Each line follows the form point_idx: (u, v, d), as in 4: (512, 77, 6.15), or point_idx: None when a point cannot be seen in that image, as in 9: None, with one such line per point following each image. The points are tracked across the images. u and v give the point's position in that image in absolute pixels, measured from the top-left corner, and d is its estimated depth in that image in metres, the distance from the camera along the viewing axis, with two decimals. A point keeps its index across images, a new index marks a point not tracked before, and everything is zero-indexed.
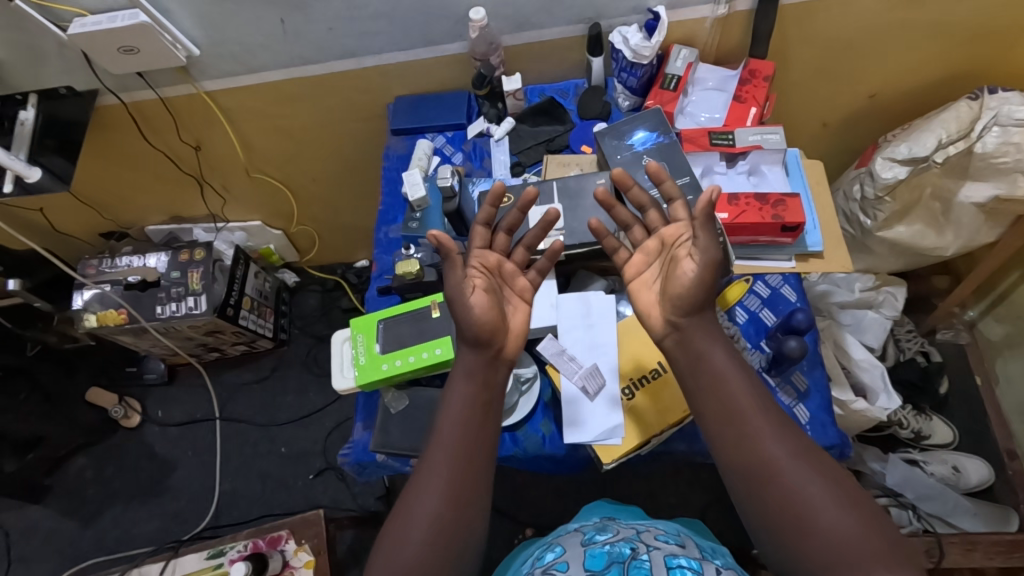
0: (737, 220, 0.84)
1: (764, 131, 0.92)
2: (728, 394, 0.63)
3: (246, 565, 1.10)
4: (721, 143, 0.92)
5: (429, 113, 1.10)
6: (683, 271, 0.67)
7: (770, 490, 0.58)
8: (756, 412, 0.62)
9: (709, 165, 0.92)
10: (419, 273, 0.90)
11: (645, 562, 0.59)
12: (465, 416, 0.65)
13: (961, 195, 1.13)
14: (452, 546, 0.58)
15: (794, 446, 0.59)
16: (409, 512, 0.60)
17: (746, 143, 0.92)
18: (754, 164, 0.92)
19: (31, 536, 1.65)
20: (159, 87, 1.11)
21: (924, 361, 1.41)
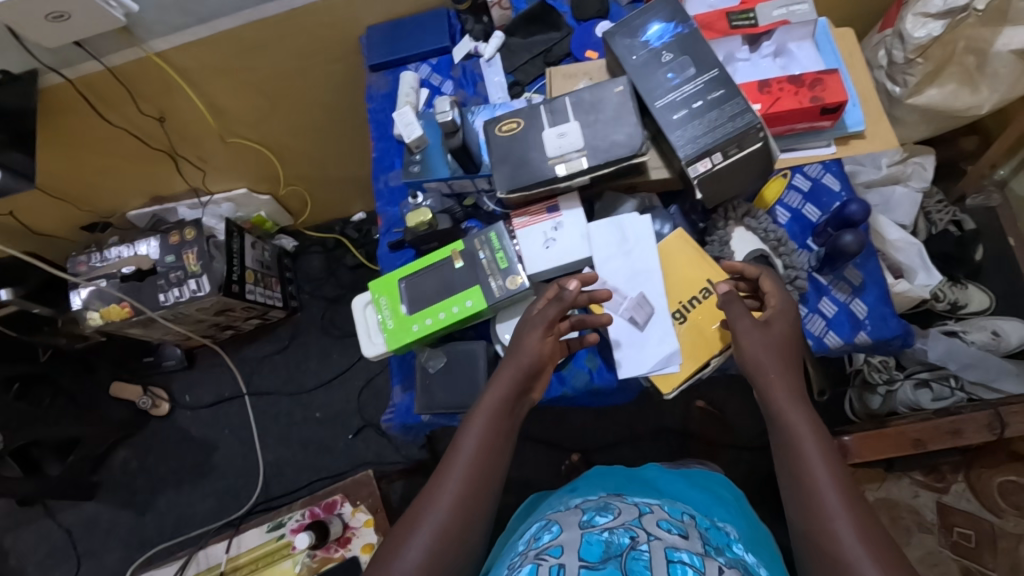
0: (772, 108, 0.76)
1: (789, 2, 0.81)
2: (804, 457, 0.57)
3: (309, 535, 1.12)
4: (741, 25, 0.81)
5: (407, 40, 0.99)
6: (767, 324, 0.65)
7: (827, 563, 0.50)
8: (831, 483, 0.54)
9: (730, 52, 0.83)
10: (432, 222, 0.83)
11: (644, 554, 0.57)
12: (487, 453, 0.60)
13: (999, 44, 1.05)
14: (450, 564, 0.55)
15: (867, 526, 0.51)
16: (409, 531, 0.56)
17: (771, 19, 0.81)
18: (780, 44, 0.82)
19: (92, 531, 1.70)
20: (102, 55, 0.98)
21: (957, 231, 1.36)
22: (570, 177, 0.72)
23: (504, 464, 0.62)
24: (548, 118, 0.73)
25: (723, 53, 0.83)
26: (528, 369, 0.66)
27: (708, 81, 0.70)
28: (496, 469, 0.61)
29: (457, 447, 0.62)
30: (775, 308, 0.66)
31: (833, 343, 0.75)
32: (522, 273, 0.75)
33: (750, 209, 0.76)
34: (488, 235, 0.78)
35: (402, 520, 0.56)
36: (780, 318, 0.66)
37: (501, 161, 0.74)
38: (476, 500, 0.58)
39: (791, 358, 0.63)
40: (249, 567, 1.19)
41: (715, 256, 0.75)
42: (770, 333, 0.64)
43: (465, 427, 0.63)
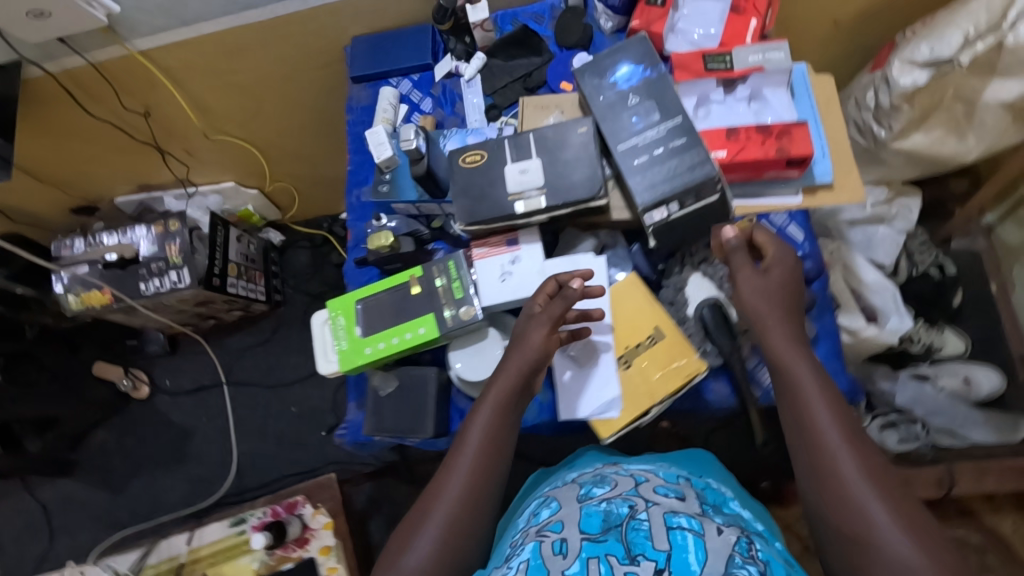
0: (737, 156, 0.75)
1: (767, 49, 0.80)
2: (804, 403, 0.60)
3: (264, 535, 1.16)
4: (716, 68, 0.81)
5: (390, 55, 0.99)
6: (767, 274, 0.67)
7: (831, 509, 0.54)
8: (829, 424, 0.57)
9: (704, 92, 0.83)
10: (393, 244, 0.84)
11: (643, 523, 0.57)
12: (491, 443, 0.62)
13: (987, 95, 1.02)
14: (463, 546, 0.57)
15: (867, 463, 0.54)
16: (415, 529, 0.58)
17: (746, 64, 0.80)
18: (755, 88, 0.82)
19: (68, 507, 1.73)
20: (86, 51, 0.99)
21: (938, 275, 1.35)
22: (528, 214, 0.73)
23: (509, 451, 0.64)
24: (511, 154, 0.74)
25: (697, 92, 0.83)
26: (533, 363, 0.66)
27: (671, 128, 0.70)
28: (500, 457, 0.62)
29: (461, 441, 0.63)
30: (774, 259, 0.69)
31: (780, 395, 0.76)
32: (476, 304, 0.76)
33: (707, 256, 0.76)
34: (447, 263, 0.78)
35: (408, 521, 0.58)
36: (779, 266, 0.69)
37: (461, 193, 0.75)
38: (484, 487, 0.60)
39: (793, 304, 0.67)
40: (208, 560, 1.22)
41: (668, 301, 0.77)
42: (769, 282, 0.67)
43: (467, 422, 0.64)
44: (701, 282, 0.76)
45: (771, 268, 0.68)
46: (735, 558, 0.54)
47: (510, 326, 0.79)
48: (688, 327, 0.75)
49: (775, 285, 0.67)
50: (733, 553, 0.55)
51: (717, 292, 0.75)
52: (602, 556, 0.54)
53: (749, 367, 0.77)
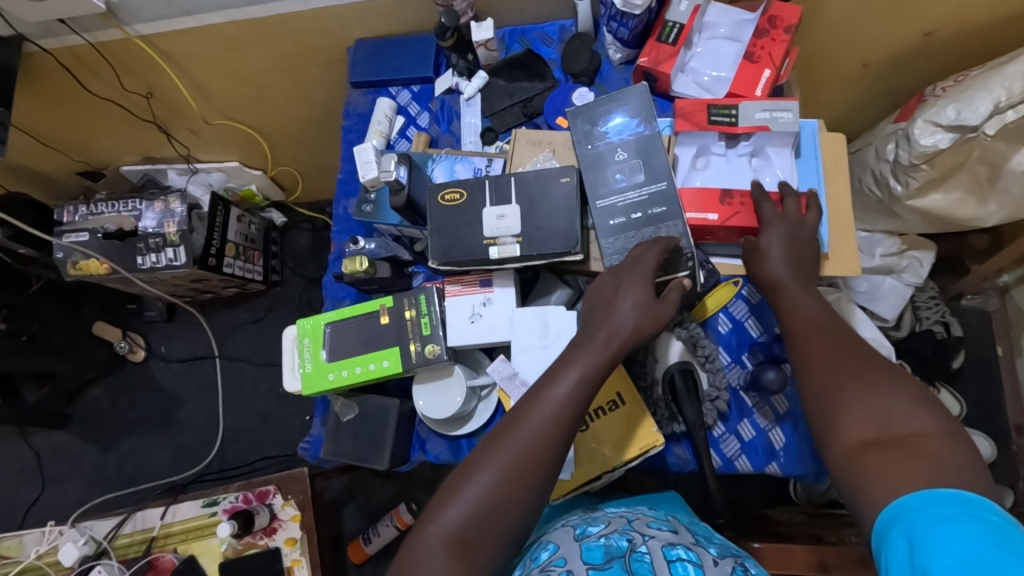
0: (728, 222, 0.74)
1: (775, 108, 0.76)
2: (789, 306, 0.64)
3: (232, 524, 1.17)
4: (719, 121, 0.78)
5: (391, 63, 0.96)
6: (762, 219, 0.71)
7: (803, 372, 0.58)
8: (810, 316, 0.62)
9: (705, 142, 0.81)
10: (370, 269, 0.80)
11: (645, 555, 0.58)
12: (585, 392, 0.57)
13: (1014, 162, 0.97)
14: (527, 492, 0.53)
15: (852, 349, 0.57)
16: (478, 465, 0.55)
17: (752, 122, 0.77)
18: (759, 145, 0.80)
19: (60, 459, 1.78)
20: (86, 32, 0.98)
21: (943, 333, 1.30)
22: (501, 261, 0.71)
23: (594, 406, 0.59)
24: (491, 196, 0.72)
25: (698, 141, 0.81)
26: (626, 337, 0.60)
27: (652, 193, 0.69)
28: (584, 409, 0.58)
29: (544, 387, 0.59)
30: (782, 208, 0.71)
31: (741, 468, 0.74)
32: (441, 343, 0.75)
33: (684, 320, 0.74)
34: (418, 296, 0.77)
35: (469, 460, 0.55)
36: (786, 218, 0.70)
37: (437, 230, 0.73)
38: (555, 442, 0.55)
39: (800, 245, 0.69)
40: (180, 536, 1.26)
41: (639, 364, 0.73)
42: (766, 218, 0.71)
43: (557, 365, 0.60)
44: (674, 343, 0.73)
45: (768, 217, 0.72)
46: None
47: (480, 365, 0.79)
48: (656, 389, 0.73)
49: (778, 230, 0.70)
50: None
51: (688, 356, 0.72)
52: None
53: (714, 435, 0.75)
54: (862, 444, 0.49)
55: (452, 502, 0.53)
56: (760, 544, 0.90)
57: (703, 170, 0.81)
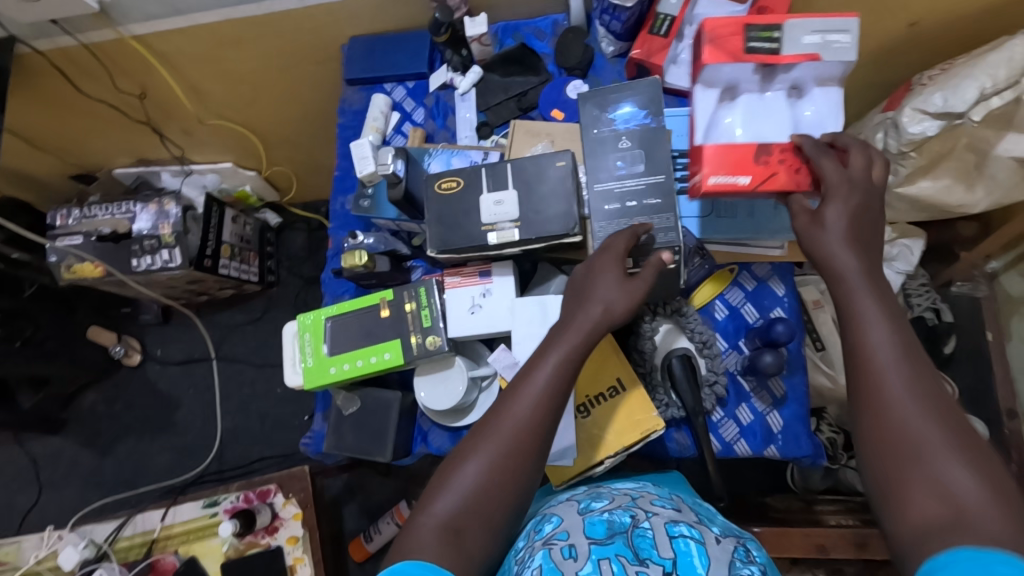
0: (762, 185, 0.69)
1: (827, 29, 0.69)
2: (856, 322, 0.53)
3: (232, 523, 1.17)
4: (760, 48, 0.70)
5: (385, 59, 0.97)
6: (823, 219, 0.60)
7: (871, 414, 0.50)
8: (886, 341, 0.51)
9: (736, 77, 0.74)
10: (369, 263, 0.81)
11: (648, 531, 0.57)
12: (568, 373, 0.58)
13: (1000, 148, 0.99)
14: (515, 476, 0.54)
15: (923, 392, 0.49)
16: (468, 454, 0.56)
17: (798, 48, 0.70)
18: (801, 77, 0.73)
19: (56, 465, 1.77)
20: (79, 32, 0.98)
21: (934, 320, 1.31)
22: (501, 246, 0.72)
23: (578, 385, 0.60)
24: (488, 183, 0.73)
25: (728, 74, 0.73)
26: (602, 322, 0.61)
27: (650, 183, 0.69)
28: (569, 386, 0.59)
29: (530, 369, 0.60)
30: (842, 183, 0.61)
31: (740, 452, 0.75)
32: (442, 335, 0.76)
33: (683, 305, 0.74)
34: (418, 289, 0.77)
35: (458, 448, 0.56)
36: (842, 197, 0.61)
37: (435, 220, 0.74)
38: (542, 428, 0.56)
39: (861, 229, 0.59)
40: (180, 538, 1.26)
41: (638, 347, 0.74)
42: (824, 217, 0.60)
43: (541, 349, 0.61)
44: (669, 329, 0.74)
45: (828, 203, 0.61)
46: (736, 563, 0.54)
47: (480, 356, 0.80)
48: (657, 376, 0.74)
49: (838, 225, 0.59)
50: (735, 559, 0.55)
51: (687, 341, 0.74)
52: (612, 556, 0.53)
53: (713, 420, 0.76)
54: (927, 525, 0.44)
55: (444, 491, 0.54)
56: (759, 528, 0.92)
57: (731, 108, 0.75)
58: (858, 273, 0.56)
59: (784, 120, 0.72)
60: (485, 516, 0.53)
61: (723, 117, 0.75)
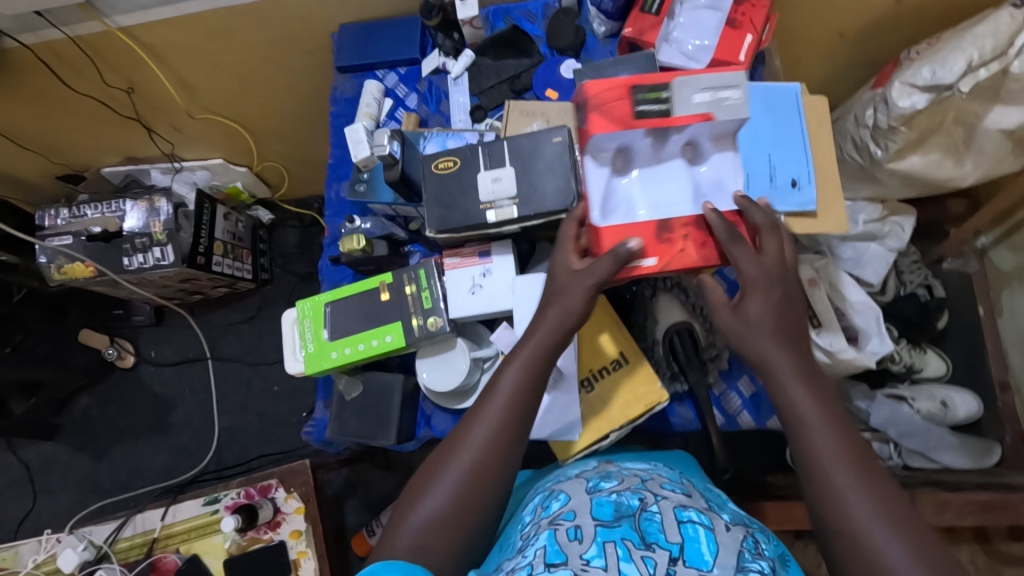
0: (668, 264, 0.69)
1: (718, 86, 0.66)
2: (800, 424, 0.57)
3: (235, 518, 1.17)
4: (649, 109, 0.67)
5: (377, 45, 0.96)
6: (746, 313, 0.63)
7: (842, 533, 0.52)
8: (848, 470, 0.53)
9: (627, 143, 0.68)
10: (366, 247, 0.82)
11: (655, 515, 0.58)
12: (521, 395, 0.62)
13: (989, 121, 1.00)
14: (478, 499, 0.57)
15: (866, 481, 0.52)
16: (433, 481, 0.59)
17: (689, 108, 0.66)
18: (691, 138, 0.68)
19: (51, 471, 1.75)
20: (65, 25, 0.96)
21: (925, 296, 1.34)
22: (500, 224, 0.72)
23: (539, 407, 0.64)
24: (484, 161, 0.73)
25: (619, 140, 0.68)
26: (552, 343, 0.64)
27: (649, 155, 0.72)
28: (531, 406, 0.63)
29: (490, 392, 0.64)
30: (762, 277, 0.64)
31: (743, 424, 0.75)
32: (443, 315, 0.76)
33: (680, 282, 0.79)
34: (418, 271, 0.77)
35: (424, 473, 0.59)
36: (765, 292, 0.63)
37: (432, 201, 0.73)
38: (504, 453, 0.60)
39: (786, 325, 0.62)
40: (181, 536, 1.25)
41: (640, 324, 0.79)
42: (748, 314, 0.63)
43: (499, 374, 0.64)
44: (673, 304, 0.77)
45: (749, 299, 0.63)
46: (744, 554, 0.55)
47: (481, 337, 0.80)
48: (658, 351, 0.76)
49: (763, 320, 0.62)
50: (742, 549, 0.56)
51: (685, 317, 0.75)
52: (618, 539, 0.54)
53: (715, 392, 0.77)
54: None
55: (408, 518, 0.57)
56: (763, 503, 0.93)
57: (626, 173, 0.72)
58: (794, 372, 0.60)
59: (683, 185, 0.71)
60: (453, 532, 0.56)
61: (620, 183, 0.72)
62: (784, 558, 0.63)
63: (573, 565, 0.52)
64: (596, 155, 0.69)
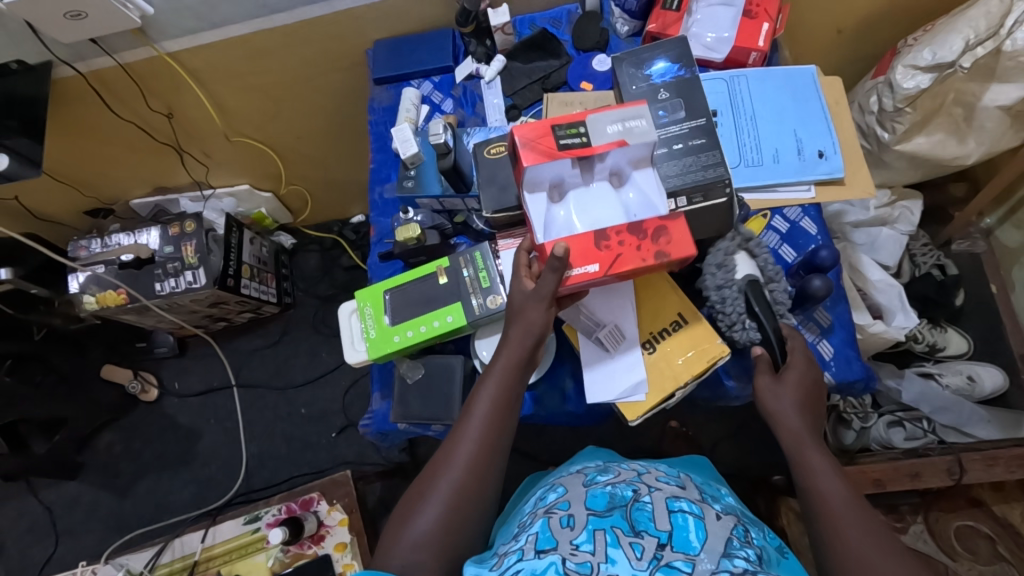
0: (611, 270, 0.68)
1: (625, 117, 0.71)
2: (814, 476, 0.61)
3: (282, 530, 1.15)
4: (570, 143, 0.70)
5: (412, 56, 1.02)
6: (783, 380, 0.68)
7: (829, 538, 0.56)
8: (833, 484, 0.59)
9: (559, 175, 0.73)
10: (420, 237, 0.87)
11: (646, 504, 0.60)
12: (499, 414, 0.67)
13: (985, 99, 1.06)
14: (468, 510, 0.62)
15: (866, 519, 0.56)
16: (422, 500, 0.63)
17: (605, 138, 0.71)
18: (615, 164, 0.73)
19: (73, 511, 1.70)
20: (116, 52, 1.02)
21: (940, 275, 1.40)
22: None
23: (515, 423, 0.69)
24: None
25: (551, 173, 0.73)
26: (521, 362, 0.70)
27: (693, 127, 0.78)
28: (507, 424, 0.68)
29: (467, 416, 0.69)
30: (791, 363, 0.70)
31: None
32: (502, 293, 0.79)
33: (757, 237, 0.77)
34: (473, 254, 0.82)
35: (415, 491, 0.63)
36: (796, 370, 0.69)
37: (488, 183, 0.80)
38: (487, 467, 0.65)
39: (807, 400, 0.68)
40: (223, 558, 1.23)
41: (718, 263, 0.75)
42: (786, 389, 0.68)
43: (473, 395, 0.70)
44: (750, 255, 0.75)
45: (787, 372, 0.69)
46: (733, 541, 0.57)
47: None
48: (731, 290, 0.73)
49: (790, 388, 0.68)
50: (731, 537, 0.58)
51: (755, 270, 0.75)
52: (607, 528, 0.57)
53: None
54: None
55: (400, 535, 0.61)
56: None
57: (563, 203, 0.74)
58: (801, 421, 0.66)
59: (615, 208, 0.73)
60: (440, 548, 0.60)
61: (557, 212, 0.74)
62: (779, 548, 0.65)
63: (562, 550, 0.55)
64: (532, 188, 0.74)
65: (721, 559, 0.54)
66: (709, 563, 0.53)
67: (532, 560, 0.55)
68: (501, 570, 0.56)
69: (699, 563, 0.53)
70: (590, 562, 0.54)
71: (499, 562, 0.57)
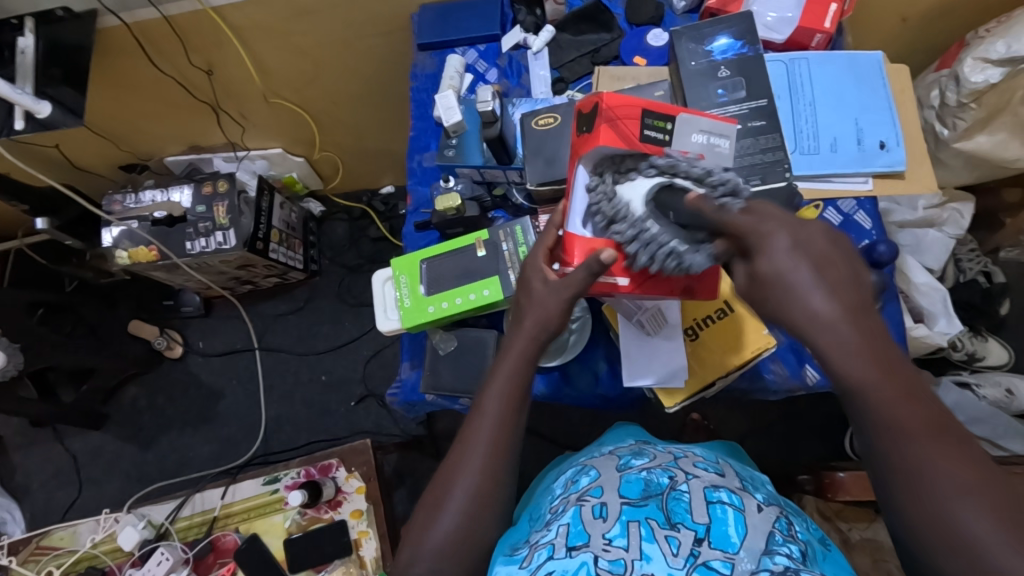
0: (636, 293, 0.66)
1: (714, 132, 0.63)
2: (869, 394, 0.49)
3: (301, 493, 1.17)
4: (652, 137, 0.62)
5: (459, 23, 0.99)
6: (766, 274, 0.51)
7: (890, 470, 0.48)
8: (896, 396, 0.48)
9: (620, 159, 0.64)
10: (460, 208, 0.86)
11: (684, 494, 0.58)
12: (512, 413, 0.64)
13: None
14: (487, 518, 0.61)
15: (934, 433, 0.47)
16: (435, 513, 0.61)
17: (686, 145, 0.63)
18: None
19: (97, 460, 1.74)
20: (161, 3, 1.01)
21: (986, 282, 1.35)
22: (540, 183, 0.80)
23: (527, 401, 0.67)
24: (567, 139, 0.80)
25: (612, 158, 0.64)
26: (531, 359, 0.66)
27: (753, 108, 0.78)
28: (518, 420, 0.65)
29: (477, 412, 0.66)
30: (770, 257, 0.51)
31: None
32: None
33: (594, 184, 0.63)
34: (514, 228, 0.80)
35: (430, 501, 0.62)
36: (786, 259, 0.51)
37: (535, 155, 0.80)
38: (499, 471, 0.62)
39: (854, 296, 0.50)
40: (241, 516, 1.24)
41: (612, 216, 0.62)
42: (786, 279, 0.50)
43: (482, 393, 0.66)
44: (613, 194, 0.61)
45: (764, 256, 0.51)
46: (774, 536, 0.55)
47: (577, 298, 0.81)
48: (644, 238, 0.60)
49: (796, 268, 0.50)
50: (773, 531, 0.56)
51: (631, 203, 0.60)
52: (642, 519, 0.55)
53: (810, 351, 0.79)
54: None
55: (417, 553, 0.60)
56: (844, 473, 0.96)
57: None
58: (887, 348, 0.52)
59: None
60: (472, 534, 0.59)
61: None
62: (823, 539, 0.63)
63: (594, 547, 0.53)
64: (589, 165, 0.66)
65: (761, 557, 0.52)
66: (748, 563, 0.51)
67: (563, 560, 0.53)
68: (532, 567, 0.54)
69: (738, 563, 0.51)
70: (623, 559, 0.52)
71: (529, 557, 0.56)
